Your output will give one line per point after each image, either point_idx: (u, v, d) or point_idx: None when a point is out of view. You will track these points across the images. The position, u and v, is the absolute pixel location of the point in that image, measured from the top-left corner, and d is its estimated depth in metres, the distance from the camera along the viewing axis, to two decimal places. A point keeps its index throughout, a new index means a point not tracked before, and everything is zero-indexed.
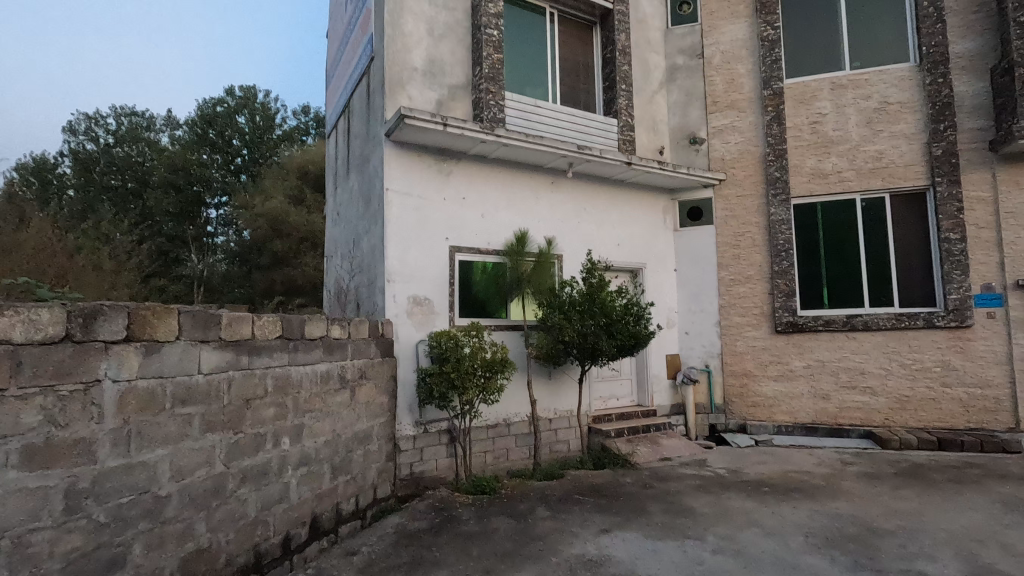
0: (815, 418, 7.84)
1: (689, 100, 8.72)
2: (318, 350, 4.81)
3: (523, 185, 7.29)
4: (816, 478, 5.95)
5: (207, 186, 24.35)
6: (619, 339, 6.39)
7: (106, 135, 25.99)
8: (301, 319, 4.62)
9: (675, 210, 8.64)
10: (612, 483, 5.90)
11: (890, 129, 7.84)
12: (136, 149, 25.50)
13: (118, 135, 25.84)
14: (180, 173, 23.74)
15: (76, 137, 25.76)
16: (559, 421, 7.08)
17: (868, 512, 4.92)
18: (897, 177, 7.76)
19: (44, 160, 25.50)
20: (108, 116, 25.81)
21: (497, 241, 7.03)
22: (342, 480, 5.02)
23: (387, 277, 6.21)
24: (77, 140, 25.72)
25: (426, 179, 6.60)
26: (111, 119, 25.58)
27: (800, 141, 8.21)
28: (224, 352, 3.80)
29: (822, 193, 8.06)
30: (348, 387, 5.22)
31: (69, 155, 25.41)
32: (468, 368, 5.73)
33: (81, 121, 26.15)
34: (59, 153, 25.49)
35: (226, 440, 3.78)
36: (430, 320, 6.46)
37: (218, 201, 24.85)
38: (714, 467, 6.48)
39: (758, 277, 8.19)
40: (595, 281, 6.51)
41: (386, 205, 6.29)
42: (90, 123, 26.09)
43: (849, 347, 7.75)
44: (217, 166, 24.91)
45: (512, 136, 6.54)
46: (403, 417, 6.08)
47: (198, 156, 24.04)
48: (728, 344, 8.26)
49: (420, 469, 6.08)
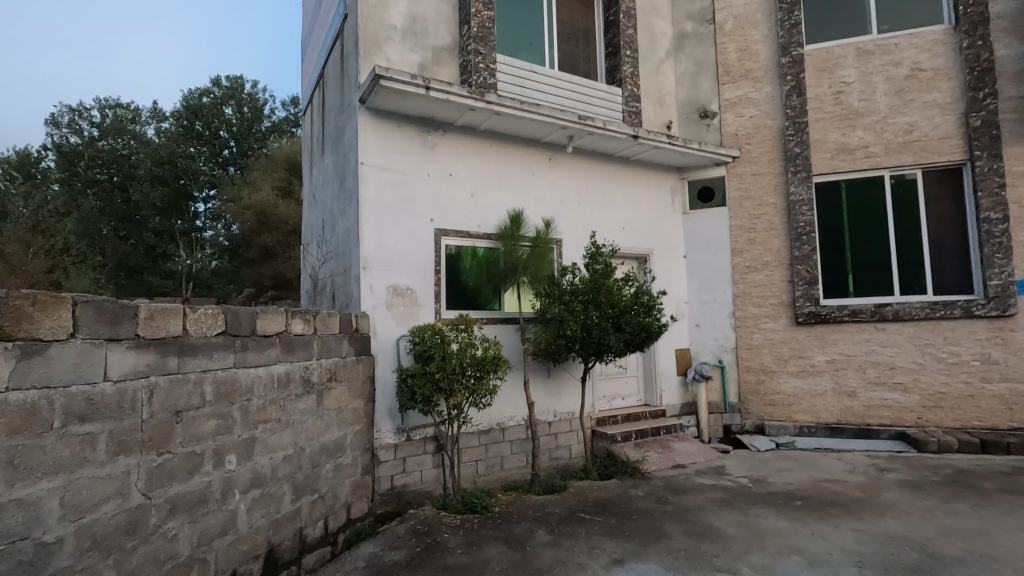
0: (840, 418, 7.13)
1: (699, 71, 7.96)
2: (274, 349, 4.04)
3: (517, 161, 6.51)
4: (852, 489, 5.23)
5: (193, 179, 23.02)
6: (628, 332, 5.65)
7: (90, 128, 24.86)
8: (251, 312, 3.84)
9: (683, 190, 7.90)
10: (622, 496, 5.17)
11: (922, 98, 7.10)
12: (121, 141, 24.52)
13: (103, 128, 24.80)
14: (167, 167, 22.64)
15: (60, 130, 24.80)
16: (560, 424, 6.36)
17: (923, 532, 4.21)
18: (931, 151, 7.02)
19: (28, 155, 24.70)
20: (91, 108, 24.84)
21: (488, 223, 6.26)
22: (306, 502, 4.27)
23: (362, 263, 5.43)
24: (60, 133, 24.75)
25: (408, 152, 5.81)
26: (95, 111, 24.49)
27: (822, 113, 7.44)
28: (143, 354, 3.04)
29: (847, 170, 7.31)
30: (314, 392, 4.45)
31: (53, 149, 24.49)
32: (455, 368, 4.97)
33: (65, 114, 25.17)
34: (43, 146, 24.60)
35: (145, 463, 3.00)
36: (413, 312, 5.69)
37: (206, 194, 23.48)
38: (735, 475, 5.76)
39: (777, 263, 7.45)
40: (600, 267, 5.74)
41: (359, 181, 5.49)
42: (74, 116, 25.00)
43: (878, 339, 7.03)
44: (205, 158, 23.98)
45: (505, 103, 5.75)
46: (383, 423, 5.35)
47: (185, 147, 22.96)
48: (743, 337, 7.53)
49: (402, 482, 5.37)
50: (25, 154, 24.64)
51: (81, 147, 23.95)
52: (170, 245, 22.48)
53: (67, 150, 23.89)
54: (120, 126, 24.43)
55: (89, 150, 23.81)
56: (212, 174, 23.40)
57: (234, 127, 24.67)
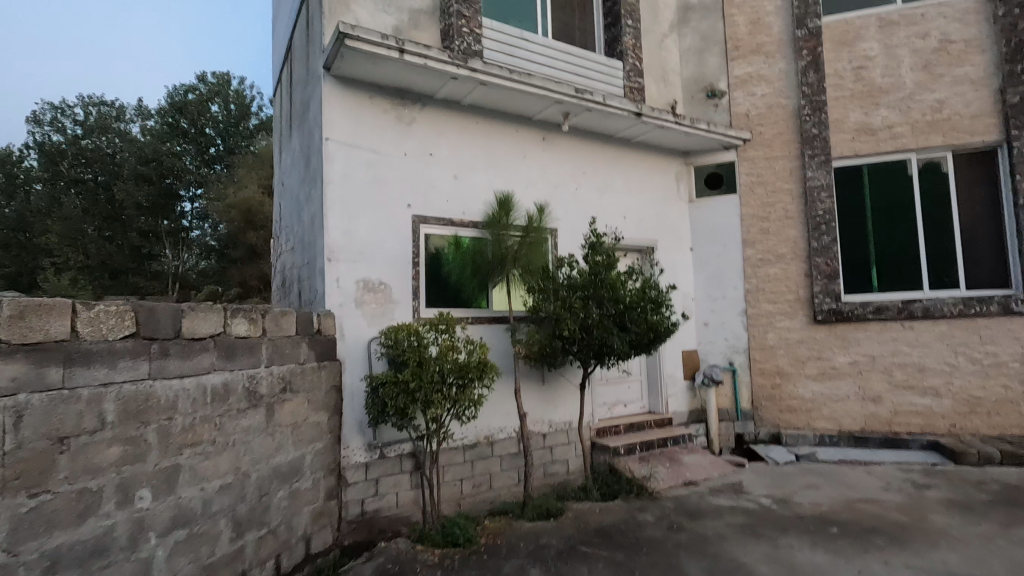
0: (864, 426, 6.46)
1: (706, 45, 7.28)
2: (209, 355, 3.31)
3: (507, 140, 5.80)
4: (892, 511, 4.55)
5: (179, 177, 21.75)
6: (633, 332, 4.94)
7: (73, 125, 23.89)
8: (176, 310, 3.11)
9: (689, 176, 7.23)
10: (630, 523, 4.46)
11: (952, 73, 6.45)
12: (104, 138, 23.46)
13: (86, 125, 23.76)
14: (152, 165, 21.43)
15: (41, 128, 23.76)
16: (555, 436, 5.66)
17: (990, 569, 3.53)
18: (962, 131, 6.37)
19: (9, 154, 23.77)
20: (74, 105, 23.87)
21: (474, 209, 5.55)
22: (252, 539, 3.53)
23: (327, 254, 4.70)
24: (42, 131, 23.71)
25: (381, 127, 5.09)
26: (77, 107, 23.48)
27: (842, 90, 6.78)
28: (8, 366, 2.31)
29: (870, 152, 6.65)
30: (262, 406, 3.71)
31: (34, 147, 23.53)
32: (434, 375, 4.25)
33: (47, 111, 24.16)
34: (25, 144, 23.68)
35: (9, 510, 2.27)
36: (386, 311, 4.96)
37: (191, 192, 22.14)
38: (754, 494, 5.08)
39: (793, 256, 6.78)
40: (602, 258, 5.03)
41: (324, 159, 4.76)
42: (56, 113, 24.03)
43: (906, 339, 6.37)
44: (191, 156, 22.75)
45: (491, 71, 5.04)
46: (351, 439, 4.63)
47: (170, 145, 21.88)
48: (756, 337, 6.85)
49: (374, 507, 4.66)
50: (5, 152, 23.67)
51: (63, 144, 22.96)
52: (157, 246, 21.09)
53: (49, 148, 22.95)
54: (104, 123, 23.51)
55: (71, 148, 22.81)
56: (199, 172, 22.32)
57: (220, 124, 23.26)
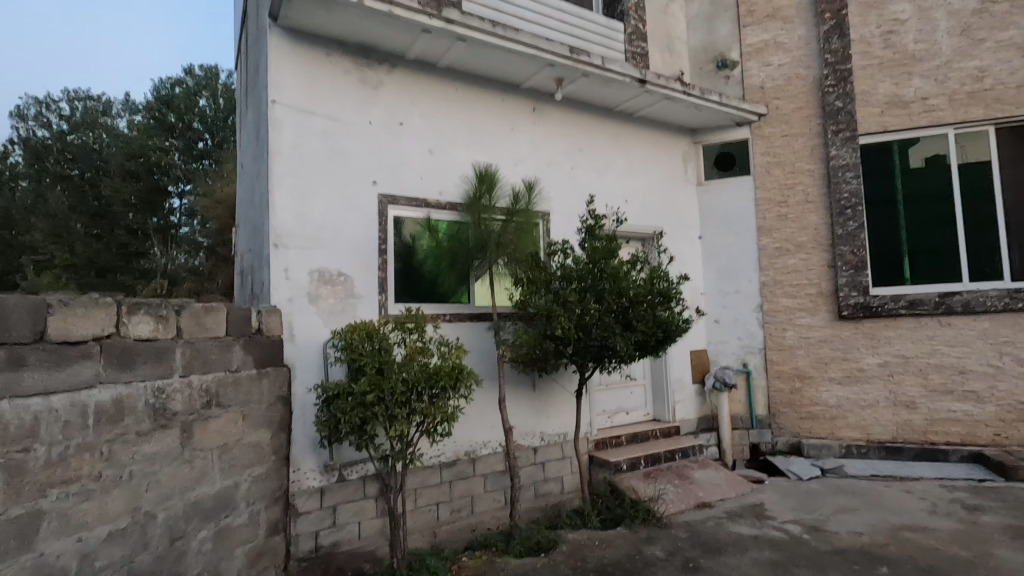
0: (896, 435, 5.73)
1: (716, 11, 6.56)
2: (92, 363, 2.54)
3: (491, 109, 5.03)
4: (947, 544, 3.81)
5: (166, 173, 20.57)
6: (640, 330, 4.18)
7: (59, 121, 22.92)
8: (40, 304, 2.37)
9: (697, 156, 6.50)
10: (636, 560, 3.72)
11: (996, 37, 5.70)
12: (90, 134, 22.33)
13: (71, 121, 22.66)
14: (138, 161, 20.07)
15: (26, 124, 22.76)
16: (548, 450, 4.92)
17: None
18: (1007, 102, 5.63)
19: None
20: (60, 101, 22.90)
21: (453, 189, 4.78)
22: None
23: (272, 238, 3.92)
24: (27, 127, 22.73)
25: (341, 91, 4.31)
26: (62, 102, 22.16)
27: (870, 58, 6.03)
28: None
29: (901, 127, 5.91)
30: (177, 426, 2.95)
31: (19, 143, 22.58)
32: (398, 385, 3.47)
33: (32, 106, 23.16)
34: (10, 140, 22.78)
35: None
36: (347, 306, 4.19)
37: (181, 188, 20.85)
38: (779, 520, 4.33)
39: (814, 245, 6.05)
40: (602, 243, 4.27)
41: (270, 127, 3.99)
42: (41, 108, 23.04)
43: (944, 337, 5.64)
44: (180, 152, 21.06)
45: (471, 24, 4.27)
46: (302, 461, 3.90)
47: (159, 140, 20.59)
48: (773, 336, 6.12)
49: (330, 540, 3.94)
50: None
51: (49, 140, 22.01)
52: (143, 243, 19.91)
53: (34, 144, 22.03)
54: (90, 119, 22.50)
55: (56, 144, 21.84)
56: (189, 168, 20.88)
57: (208, 117, 21.54)
